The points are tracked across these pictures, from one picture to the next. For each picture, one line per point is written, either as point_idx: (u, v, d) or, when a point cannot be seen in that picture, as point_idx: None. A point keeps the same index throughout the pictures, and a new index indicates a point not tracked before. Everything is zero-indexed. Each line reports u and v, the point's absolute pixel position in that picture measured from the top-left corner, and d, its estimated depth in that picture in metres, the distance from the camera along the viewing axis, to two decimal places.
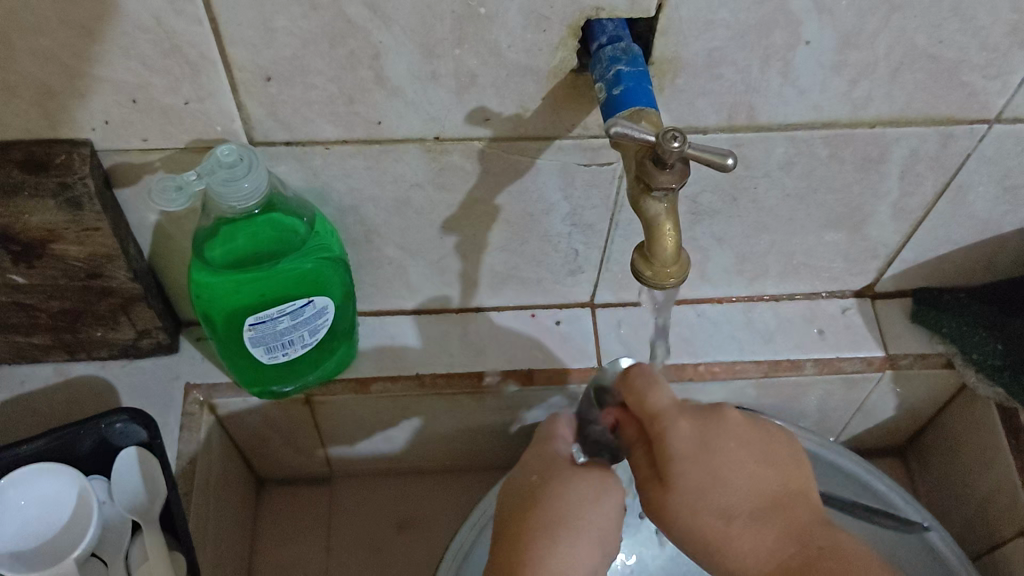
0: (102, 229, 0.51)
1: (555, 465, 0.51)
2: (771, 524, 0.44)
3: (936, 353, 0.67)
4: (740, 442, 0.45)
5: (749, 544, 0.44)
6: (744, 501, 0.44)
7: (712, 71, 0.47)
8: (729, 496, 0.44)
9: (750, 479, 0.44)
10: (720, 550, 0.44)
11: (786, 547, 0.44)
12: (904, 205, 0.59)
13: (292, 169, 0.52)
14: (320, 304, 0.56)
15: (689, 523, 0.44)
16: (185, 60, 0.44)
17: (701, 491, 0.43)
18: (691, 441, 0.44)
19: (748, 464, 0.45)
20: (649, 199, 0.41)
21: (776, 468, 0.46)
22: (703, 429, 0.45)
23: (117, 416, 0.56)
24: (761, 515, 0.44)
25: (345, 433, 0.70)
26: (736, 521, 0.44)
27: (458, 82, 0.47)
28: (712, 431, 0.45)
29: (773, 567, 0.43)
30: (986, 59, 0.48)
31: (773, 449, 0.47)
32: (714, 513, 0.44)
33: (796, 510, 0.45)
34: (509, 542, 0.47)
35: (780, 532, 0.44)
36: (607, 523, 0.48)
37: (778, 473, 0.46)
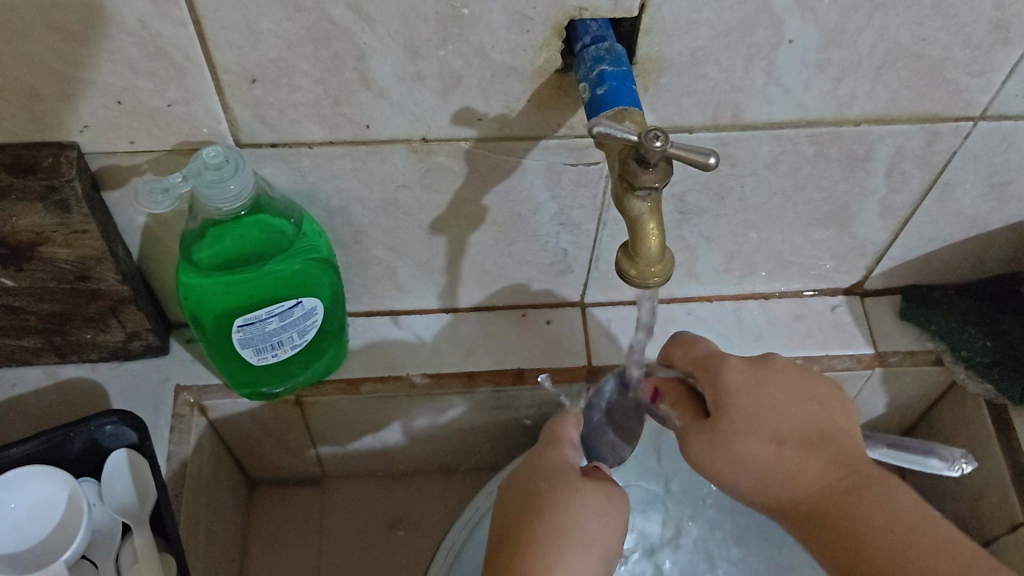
0: (91, 232, 0.51)
1: (558, 472, 0.52)
2: (821, 455, 0.47)
3: (925, 351, 0.67)
4: (793, 389, 0.48)
5: (794, 472, 0.47)
6: (793, 429, 0.47)
7: (696, 71, 0.47)
8: (774, 427, 0.47)
9: (788, 418, 0.48)
10: (767, 479, 0.47)
11: (832, 474, 0.47)
12: (890, 203, 0.60)
13: (279, 170, 0.52)
14: (308, 305, 0.56)
15: (737, 460, 0.47)
16: (170, 63, 0.44)
17: (749, 422, 0.47)
18: (741, 373, 0.48)
19: (782, 405, 0.48)
20: (632, 198, 0.41)
21: (827, 406, 0.49)
22: (752, 367, 0.49)
23: (105, 419, 0.56)
24: (805, 446, 0.47)
25: (336, 434, 0.70)
26: (787, 449, 0.47)
27: (443, 82, 0.47)
28: (762, 369, 0.49)
29: (821, 497, 0.46)
30: (969, 57, 0.48)
31: (826, 397, 0.49)
32: (764, 434, 0.47)
33: (843, 443, 0.48)
34: (509, 547, 0.48)
35: (825, 461, 0.47)
36: (608, 538, 0.49)
37: (832, 412, 0.49)
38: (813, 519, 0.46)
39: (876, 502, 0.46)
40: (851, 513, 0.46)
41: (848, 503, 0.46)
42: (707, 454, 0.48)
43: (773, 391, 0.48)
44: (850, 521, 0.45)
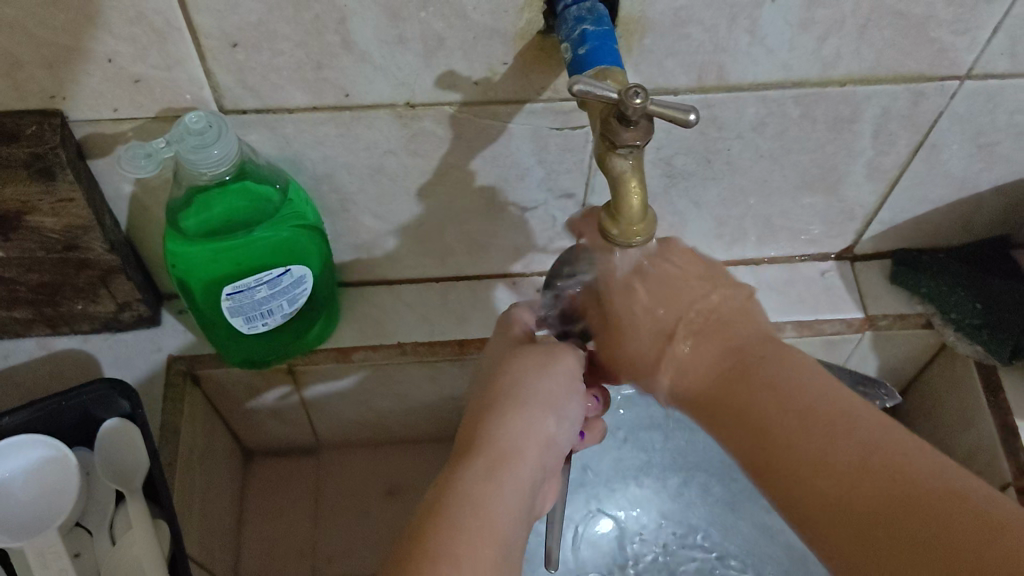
0: (77, 200, 0.51)
1: (502, 355, 0.50)
2: (708, 341, 0.47)
3: (915, 313, 0.67)
4: (664, 283, 0.48)
5: (690, 363, 0.47)
6: (678, 323, 0.47)
7: (679, 31, 0.47)
8: (667, 316, 0.47)
9: (642, 313, 0.48)
10: (662, 372, 0.47)
11: (723, 365, 0.46)
12: (878, 165, 0.60)
13: (264, 137, 0.52)
14: (297, 273, 0.56)
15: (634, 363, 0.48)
16: (151, 27, 0.44)
17: (637, 310, 0.48)
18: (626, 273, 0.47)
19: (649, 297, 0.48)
20: (614, 157, 0.41)
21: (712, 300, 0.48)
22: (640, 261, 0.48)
23: (96, 386, 0.56)
24: (687, 339, 0.47)
25: (329, 403, 0.70)
26: (676, 338, 0.47)
27: (425, 45, 0.47)
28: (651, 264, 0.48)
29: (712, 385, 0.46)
30: (954, 14, 0.48)
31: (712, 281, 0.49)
32: (650, 332, 0.47)
33: (732, 332, 0.47)
34: (467, 424, 0.47)
35: (716, 349, 0.46)
36: (560, 390, 0.48)
37: (716, 301, 0.48)
38: (711, 407, 0.46)
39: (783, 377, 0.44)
40: (743, 400, 0.45)
41: (745, 391, 0.45)
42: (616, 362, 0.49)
43: (657, 294, 0.48)
44: (760, 398, 0.44)
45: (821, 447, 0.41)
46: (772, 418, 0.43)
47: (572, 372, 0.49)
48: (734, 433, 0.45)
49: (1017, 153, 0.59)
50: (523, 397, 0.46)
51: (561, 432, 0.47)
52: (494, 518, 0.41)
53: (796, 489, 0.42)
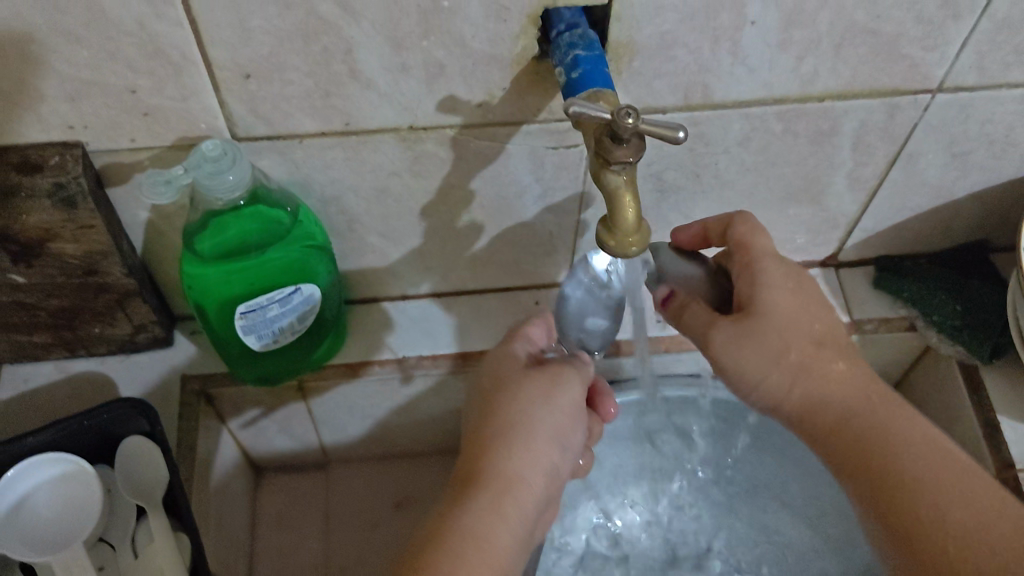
0: (97, 227, 0.54)
1: (505, 375, 0.52)
2: (842, 365, 0.52)
3: (899, 317, 0.70)
4: (814, 293, 0.52)
5: (826, 379, 0.51)
6: (819, 334, 0.51)
7: (666, 53, 0.50)
8: (812, 329, 0.51)
9: (791, 306, 0.51)
10: (801, 383, 0.51)
11: (846, 388, 0.51)
12: (859, 175, 0.62)
13: (275, 163, 0.55)
14: (306, 291, 0.59)
15: (770, 362, 0.51)
16: (168, 61, 0.47)
17: (786, 316, 0.51)
18: (781, 273, 0.51)
19: (795, 292, 0.51)
20: (609, 172, 0.44)
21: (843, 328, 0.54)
22: (795, 273, 0.52)
23: (121, 404, 0.58)
24: (815, 346, 0.51)
25: (338, 418, 0.73)
26: (821, 351, 0.51)
27: (427, 72, 0.49)
28: (800, 276, 0.52)
29: (835, 407, 0.51)
30: (923, 32, 0.51)
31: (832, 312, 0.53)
32: (806, 342, 0.51)
33: (854, 363, 0.52)
34: (468, 452, 0.49)
35: (847, 373, 0.52)
36: (562, 420, 0.50)
37: (828, 319, 0.53)
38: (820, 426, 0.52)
39: (909, 424, 0.50)
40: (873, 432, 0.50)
41: (879, 429, 0.50)
42: (733, 356, 0.51)
43: (801, 298, 0.51)
44: (888, 437, 0.50)
45: (933, 503, 0.47)
46: (897, 464, 0.49)
47: (576, 400, 0.51)
48: (856, 465, 0.50)
49: (990, 161, 0.62)
50: (530, 427, 0.49)
51: (561, 462, 0.50)
52: (493, 556, 0.45)
53: (895, 509, 0.48)
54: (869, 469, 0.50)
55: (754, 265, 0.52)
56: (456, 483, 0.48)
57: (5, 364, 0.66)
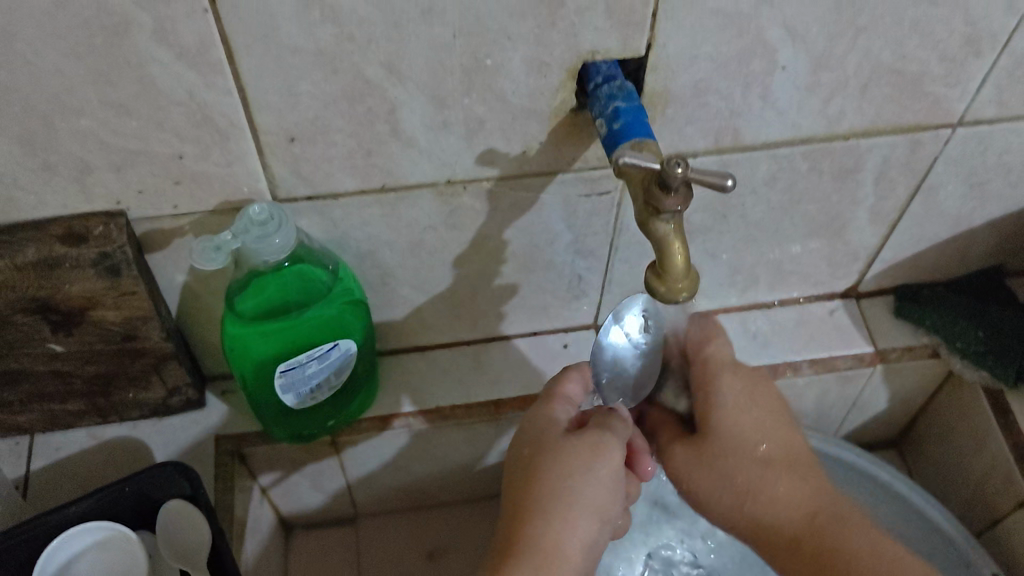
0: (139, 293, 0.54)
1: (546, 436, 0.52)
2: (799, 481, 0.52)
3: (921, 344, 0.71)
4: (766, 401, 0.53)
5: (778, 492, 0.52)
6: (778, 456, 0.52)
7: (699, 100, 0.51)
8: (764, 448, 0.52)
9: (748, 428, 0.52)
10: (749, 503, 0.52)
11: (804, 506, 0.52)
12: (880, 209, 0.64)
13: (313, 222, 0.55)
14: (345, 347, 0.59)
15: (724, 469, 0.52)
16: (215, 128, 0.47)
17: (735, 438, 0.52)
18: (734, 393, 0.52)
19: (744, 414, 0.52)
20: (657, 221, 0.45)
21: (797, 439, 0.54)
22: (750, 385, 0.53)
23: (165, 469, 0.59)
24: (765, 467, 0.52)
25: (370, 471, 0.72)
26: (771, 468, 0.52)
27: (467, 128, 0.50)
28: (756, 389, 0.53)
29: (798, 519, 0.52)
30: (945, 70, 0.52)
31: (782, 412, 0.53)
32: (753, 462, 0.51)
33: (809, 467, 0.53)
34: (508, 521, 0.50)
35: (805, 488, 0.52)
36: (602, 495, 0.50)
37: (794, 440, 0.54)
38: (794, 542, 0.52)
39: (858, 532, 0.51)
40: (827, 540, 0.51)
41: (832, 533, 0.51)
42: (692, 476, 0.53)
43: (747, 409, 0.52)
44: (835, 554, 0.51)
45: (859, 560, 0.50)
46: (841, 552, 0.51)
47: (617, 471, 0.51)
48: (812, 567, 0.51)
49: (1007, 190, 0.63)
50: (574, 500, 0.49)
51: (600, 535, 0.50)
52: None
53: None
54: (810, 559, 0.51)
55: (710, 377, 0.53)
56: (497, 553, 0.49)
57: (36, 433, 0.65)
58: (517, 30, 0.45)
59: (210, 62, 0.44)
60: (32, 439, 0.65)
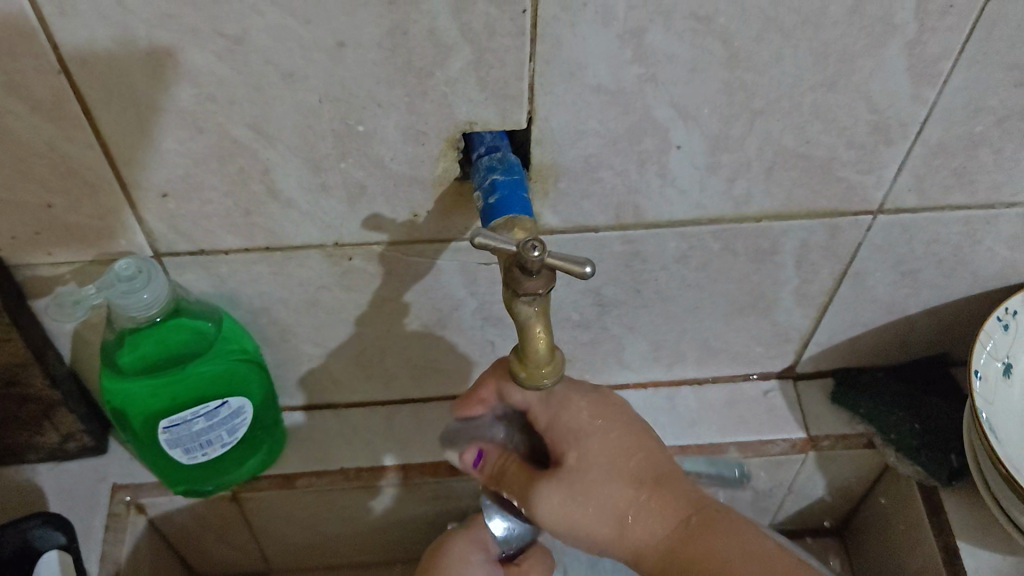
0: (15, 340, 0.52)
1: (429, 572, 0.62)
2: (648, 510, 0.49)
3: (856, 433, 0.68)
4: (581, 429, 0.50)
5: (644, 521, 0.49)
6: (610, 453, 0.49)
7: (592, 175, 0.49)
8: (610, 464, 0.49)
9: (612, 445, 0.50)
10: (620, 528, 0.49)
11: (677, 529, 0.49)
12: (806, 292, 0.61)
13: (200, 277, 0.54)
14: (235, 405, 0.58)
15: (609, 478, 0.49)
16: (82, 181, 0.46)
17: (593, 463, 0.49)
18: (587, 406, 0.51)
19: (605, 426, 0.50)
20: (519, 303, 0.42)
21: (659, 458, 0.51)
22: (597, 407, 0.51)
23: (30, 521, 0.57)
24: (651, 485, 0.49)
25: (277, 529, 0.71)
26: (638, 493, 0.49)
27: (347, 192, 0.49)
28: (563, 403, 0.51)
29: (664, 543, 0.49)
30: (856, 156, 0.50)
31: (630, 433, 0.51)
32: (602, 469, 0.49)
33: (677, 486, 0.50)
34: None
35: (662, 509, 0.49)
36: None
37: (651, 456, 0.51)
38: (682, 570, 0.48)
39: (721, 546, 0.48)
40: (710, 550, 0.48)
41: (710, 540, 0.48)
42: (589, 451, 0.49)
43: (577, 440, 0.50)
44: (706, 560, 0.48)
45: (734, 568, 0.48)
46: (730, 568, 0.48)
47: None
48: None
49: (940, 279, 0.60)
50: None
51: None
52: None
53: None
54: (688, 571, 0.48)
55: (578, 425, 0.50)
56: None
57: None
58: (387, 98, 0.44)
59: (67, 115, 0.43)
60: None
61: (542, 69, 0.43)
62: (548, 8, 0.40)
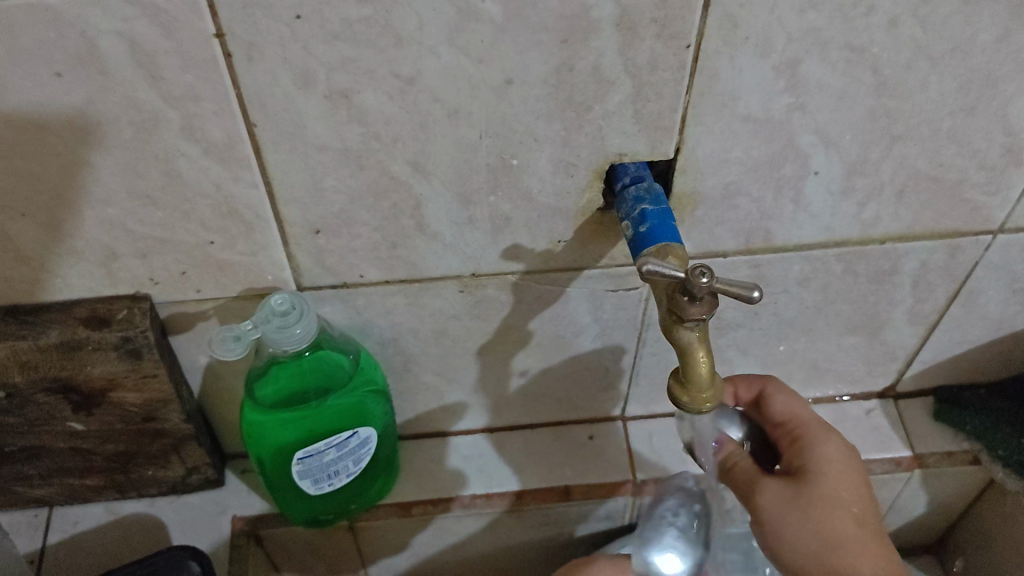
0: (160, 375, 0.53)
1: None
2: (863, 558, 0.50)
3: (962, 450, 0.69)
4: (842, 457, 0.53)
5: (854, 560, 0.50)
6: (850, 492, 0.51)
7: (729, 202, 0.50)
8: (845, 493, 0.51)
9: (849, 481, 0.52)
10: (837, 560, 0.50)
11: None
12: (918, 310, 0.62)
13: (337, 309, 0.55)
14: (363, 434, 0.58)
15: (850, 501, 0.51)
16: (241, 220, 0.47)
17: (833, 484, 0.51)
18: (836, 446, 0.53)
19: (847, 464, 0.52)
20: (682, 329, 0.43)
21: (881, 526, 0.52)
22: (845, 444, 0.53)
23: (177, 552, 0.58)
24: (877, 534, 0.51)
25: (387, 558, 0.71)
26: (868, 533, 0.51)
27: (492, 224, 0.50)
28: (853, 449, 0.54)
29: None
30: (985, 177, 0.51)
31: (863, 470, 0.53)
32: (841, 502, 0.51)
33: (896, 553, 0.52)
34: None
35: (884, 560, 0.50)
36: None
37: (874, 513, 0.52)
38: None
39: None
40: None
41: None
42: (831, 471, 0.52)
43: (822, 457, 0.52)
44: None
45: None
46: None
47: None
48: None
49: None
50: None
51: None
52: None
53: None
54: None
55: (811, 445, 0.53)
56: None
57: (55, 506, 0.65)
58: (544, 132, 0.45)
59: (237, 157, 0.44)
60: (51, 512, 0.65)
61: (696, 101, 0.44)
62: (712, 42, 0.41)
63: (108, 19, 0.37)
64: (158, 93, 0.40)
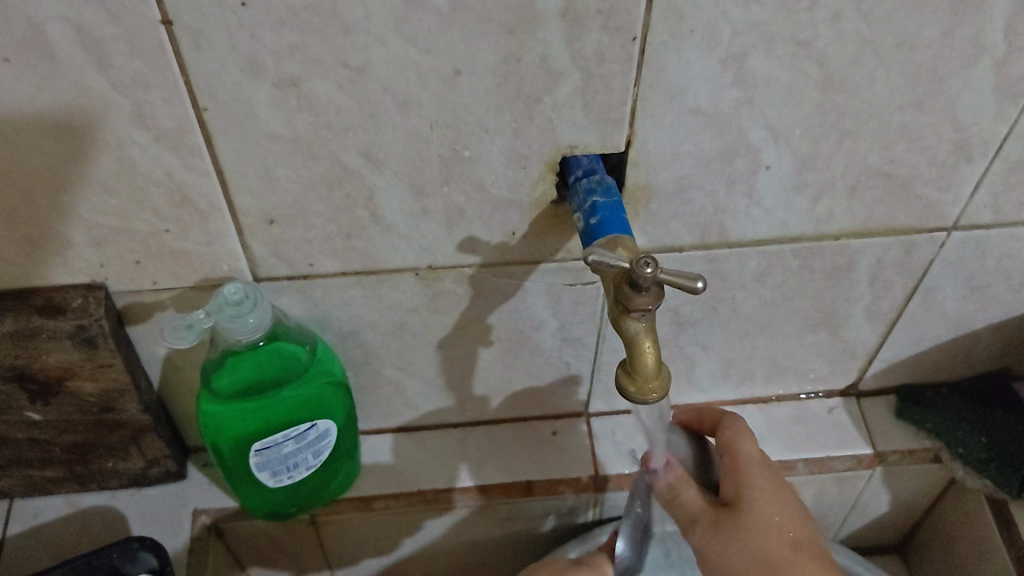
0: (116, 365, 0.54)
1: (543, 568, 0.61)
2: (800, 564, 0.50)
3: (923, 449, 0.69)
4: (760, 465, 0.53)
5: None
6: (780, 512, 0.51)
7: (683, 196, 0.51)
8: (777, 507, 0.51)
9: (773, 502, 0.51)
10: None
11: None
12: (877, 308, 0.62)
13: (294, 301, 0.55)
14: (322, 427, 0.58)
15: (768, 514, 0.51)
16: (195, 209, 0.48)
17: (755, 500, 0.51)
18: (761, 470, 0.52)
19: (771, 486, 0.52)
20: (629, 319, 0.44)
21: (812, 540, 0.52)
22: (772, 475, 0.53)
23: (130, 545, 0.58)
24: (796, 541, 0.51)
25: (350, 552, 0.72)
26: (794, 545, 0.50)
27: (447, 216, 0.50)
28: (774, 478, 0.53)
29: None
30: (937, 174, 0.51)
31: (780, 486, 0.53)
32: (770, 519, 0.50)
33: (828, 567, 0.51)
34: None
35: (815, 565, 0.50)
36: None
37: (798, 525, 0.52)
38: None
39: None
40: None
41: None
42: (757, 485, 0.51)
43: (741, 472, 0.52)
44: None
45: None
46: None
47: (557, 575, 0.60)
48: None
49: (1008, 293, 0.62)
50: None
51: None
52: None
53: None
54: None
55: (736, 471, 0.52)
56: None
57: (15, 499, 0.65)
58: (494, 123, 0.45)
59: (188, 146, 0.44)
60: (11, 504, 0.65)
61: (645, 93, 0.45)
62: (658, 34, 0.42)
63: (52, 5, 0.37)
64: (105, 79, 0.41)
